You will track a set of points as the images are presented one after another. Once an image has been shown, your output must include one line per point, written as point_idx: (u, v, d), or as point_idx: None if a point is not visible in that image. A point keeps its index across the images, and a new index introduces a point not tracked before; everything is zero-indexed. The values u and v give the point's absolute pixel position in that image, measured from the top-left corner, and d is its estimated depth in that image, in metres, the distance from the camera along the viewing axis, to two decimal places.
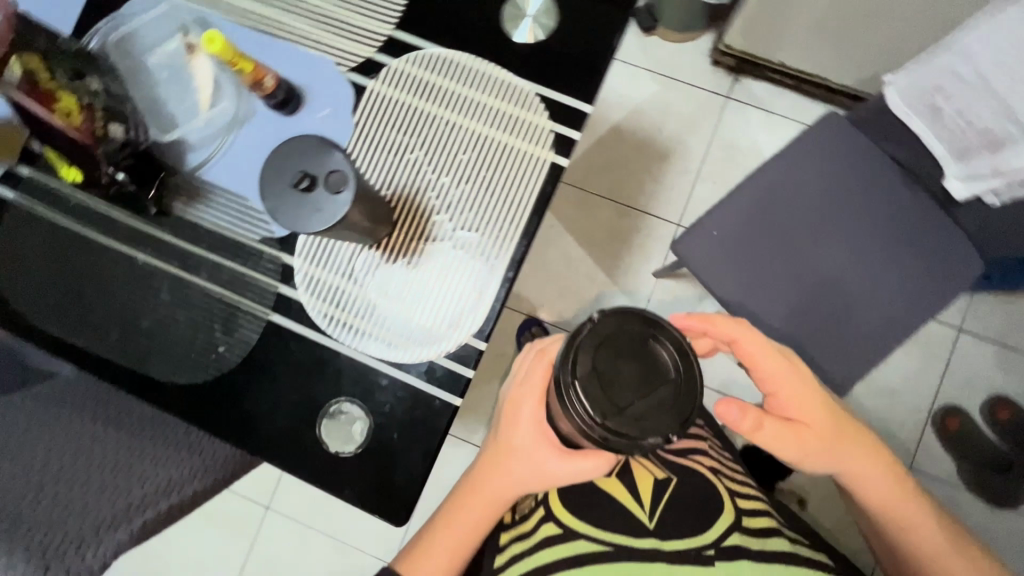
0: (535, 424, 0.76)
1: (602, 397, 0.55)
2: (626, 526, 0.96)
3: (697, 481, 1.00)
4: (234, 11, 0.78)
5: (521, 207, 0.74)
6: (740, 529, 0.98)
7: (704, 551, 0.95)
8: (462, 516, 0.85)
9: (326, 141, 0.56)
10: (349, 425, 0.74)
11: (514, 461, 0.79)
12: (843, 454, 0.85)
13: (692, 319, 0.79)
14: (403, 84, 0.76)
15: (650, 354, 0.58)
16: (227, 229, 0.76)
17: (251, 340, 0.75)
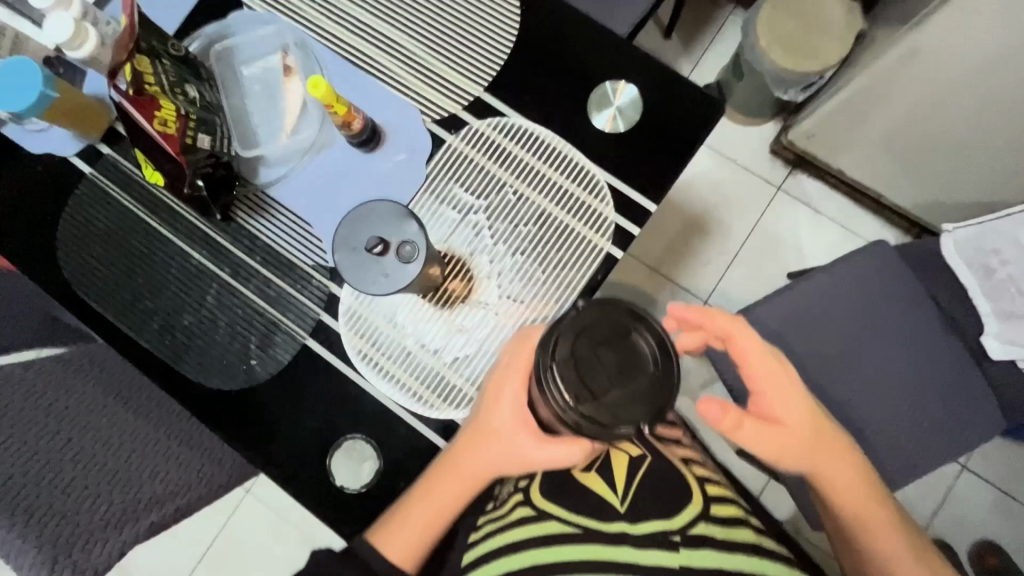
0: (517, 406, 0.66)
1: (579, 383, 0.55)
2: (590, 504, 0.74)
3: (674, 469, 0.80)
4: (335, 41, 0.81)
5: (569, 289, 0.75)
6: (712, 518, 0.75)
7: (673, 534, 0.72)
8: (438, 496, 0.70)
9: (403, 210, 0.59)
10: (358, 462, 0.75)
11: (501, 444, 0.67)
12: (824, 463, 0.74)
13: (690, 310, 0.72)
14: (478, 145, 0.78)
15: (631, 345, 0.57)
16: (285, 249, 0.78)
17: (284, 361, 0.77)
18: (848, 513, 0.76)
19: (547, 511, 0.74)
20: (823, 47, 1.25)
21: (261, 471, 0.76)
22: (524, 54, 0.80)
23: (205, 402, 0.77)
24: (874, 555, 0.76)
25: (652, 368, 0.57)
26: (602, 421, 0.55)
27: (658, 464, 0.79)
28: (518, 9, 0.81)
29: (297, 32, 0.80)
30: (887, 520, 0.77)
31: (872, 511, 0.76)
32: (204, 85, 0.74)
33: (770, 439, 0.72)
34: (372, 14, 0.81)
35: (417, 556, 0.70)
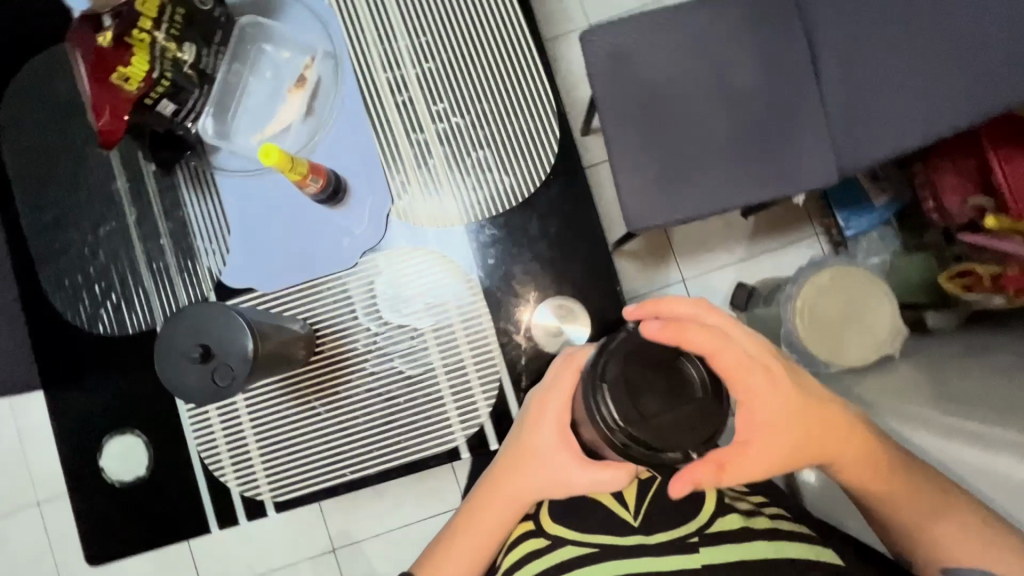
0: (559, 430, 0.55)
1: (631, 406, 0.41)
2: (596, 521, 0.64)
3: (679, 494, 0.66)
4: (366, 82, 0.74)
5: (401, 451, 0.73)
6: (726, 517, 0.64)
7: (689, 538, 0.61)
8: (475, 522, 0.64)
9: (242, 322, 0.54)
10: (129, 459, 0.74)
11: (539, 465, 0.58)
12: (827, 450, 0.57)
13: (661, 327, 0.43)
14: (427, 270, 0.75)
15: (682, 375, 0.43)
16: (196, 236, 0.75)
17: (128, 331, 0.75)
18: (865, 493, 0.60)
19: (560, 535, 0.63)
20: (847, 354, 0.92)
21: (48, 406, 0.75)
22: (518, 223, 0.74)
23: (42, 316, 0.75)
24: (907, 532, 0.60)
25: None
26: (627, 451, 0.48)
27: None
28: (545, 177, 0.75)
29: (340, 53, 0.74)
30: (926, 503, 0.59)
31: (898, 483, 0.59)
32: (210, 50, 0.69)
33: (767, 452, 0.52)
34: (417, 83, 0.75)
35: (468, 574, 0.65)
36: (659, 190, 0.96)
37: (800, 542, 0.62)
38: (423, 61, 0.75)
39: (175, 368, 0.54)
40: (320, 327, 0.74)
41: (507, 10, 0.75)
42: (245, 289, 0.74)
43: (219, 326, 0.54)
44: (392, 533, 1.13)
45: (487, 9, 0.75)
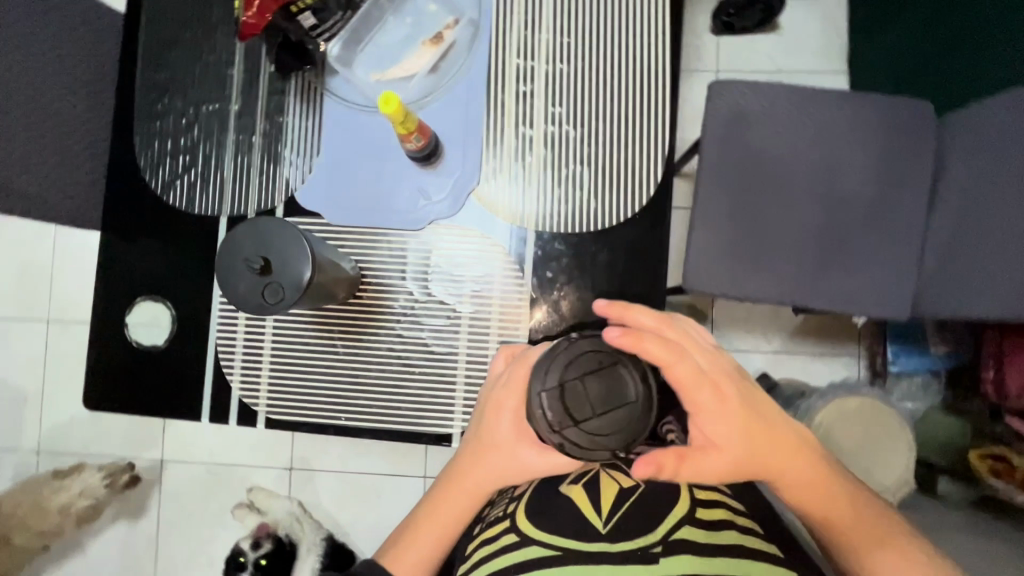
0: (517, 420, 0.57)
1: (565, 411, 0.45)
2: (566, 525, 0.57)
3: (659, 497, 0.60)
4: (496, 61, 0.74)
5: (397, 417, 0.74)
6: (699, 523, 0.58)
7: (652, 548, 0.55)
8: (445, 505, 0.63)
9: (306, 250, 0.54)
10: (152, 324, 0.77)
11: (494, 458, 0.59)
12: (780, 471, 0.56)
13: (619, 335, 0.45)
14: (481, 257, 0.74)
15: (619, 380, 0.45)
16: (286, 146, 0.76)
17: (194, 210, 0.77)
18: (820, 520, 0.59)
19: (524, 532, 0.57)
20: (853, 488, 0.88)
21: (100, 250, 0.78)
22: (588, 248, 0.74)
23: (124, 166, 0.78)
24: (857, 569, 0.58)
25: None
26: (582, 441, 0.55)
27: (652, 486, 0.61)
28: (631, 215, 0.74)
29: (483, 25, 0.74)
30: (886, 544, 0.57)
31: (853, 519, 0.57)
32: None
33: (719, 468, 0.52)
34: (543, 80, 0.74)
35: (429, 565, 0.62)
36: (727, 260, 0.95)
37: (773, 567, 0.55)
38: (557, 62, 0.74)
39: (232, 280, 0.55)
40: (365, 272, 0.75)
41: (657, 43, 0.74)
42: (311, 213, 0.75)
43: (288, 254, 0.54)
44: (353, 479, 1.16)
45: (638, 34, 0.74)
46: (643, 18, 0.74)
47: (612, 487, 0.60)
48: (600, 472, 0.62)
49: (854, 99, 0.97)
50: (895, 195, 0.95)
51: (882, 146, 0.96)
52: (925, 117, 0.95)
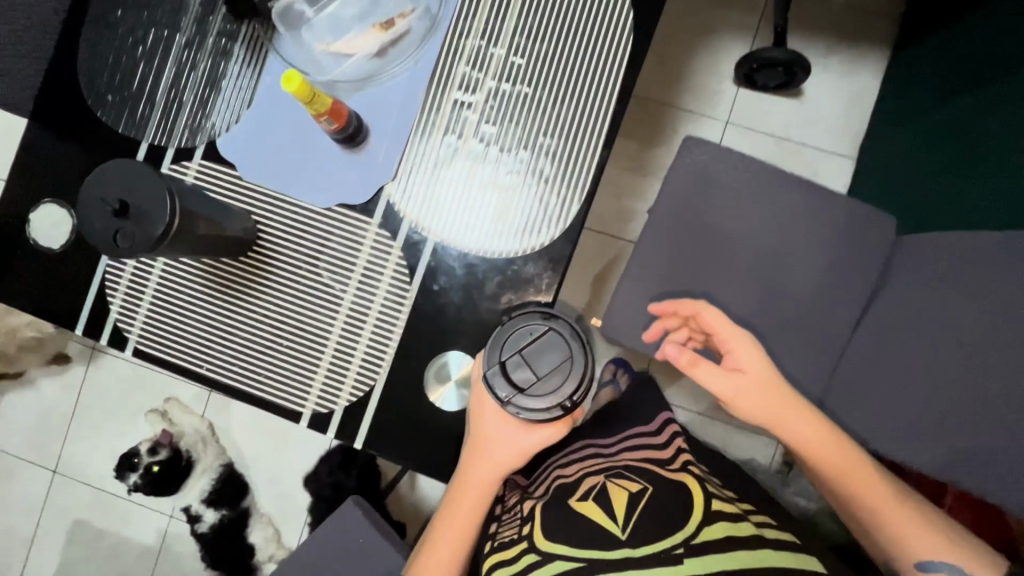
0: (501, 418, 0.72)
1: (512, 381, 0.68)
2: (588, 538, 0.68)
3: (673, 498, 0.74)
4: (444, 62, 0.73)
5: (258, 383, 0.75)
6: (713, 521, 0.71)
7: (675, 550, 0.66)
8: (459, 507, 0.76)
9: (168, 206, 0.55)
10: (51, 226, 0.78)
11: (493, 446, 0.73)
12: (789, 421, 0.79)
13: (665, 304, 0.90)
14: (375, 252, 0.74)
15: (549, 339, 0.68)
16: (221, 90, 0.76)
17: (119, 128, 0.77)
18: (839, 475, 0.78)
19: (551, 551, 0.68)
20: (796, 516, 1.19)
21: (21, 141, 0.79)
22: (487, 272, 0.73)
23: (61, 66, 0.77)
24: (880, 523, 0.76)
25: (573, 355, 0.68)
26: (542, 403, 0.68)
27: (656, 491, 0.74)
28: (534, 250, 0.73)
29: (439, 24, 0.73)
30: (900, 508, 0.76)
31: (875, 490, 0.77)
32: None
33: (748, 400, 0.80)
34: (484, 95, 0.73)
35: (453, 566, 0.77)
36: (647, 316, 0.95)
37: (784, 551, 0.69)
38: (503, 81, 0.73)
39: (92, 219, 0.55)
40: (262, 235, 0.74)
41: (605, 88, 0.72)
42: (228, 162, 0.75)
43: (149, 205, 0.55)
44: None
45: (591, 74, 0.72)
46: (602, 60, 0.72)
47: (623, 491, 0.73)
48: (606, 482, 0.75)
49: (818, 195, 0.95)
50: (828, 301, 0.94)
51: (830, 248, 0.94)
52: (879, 233, 0.94)
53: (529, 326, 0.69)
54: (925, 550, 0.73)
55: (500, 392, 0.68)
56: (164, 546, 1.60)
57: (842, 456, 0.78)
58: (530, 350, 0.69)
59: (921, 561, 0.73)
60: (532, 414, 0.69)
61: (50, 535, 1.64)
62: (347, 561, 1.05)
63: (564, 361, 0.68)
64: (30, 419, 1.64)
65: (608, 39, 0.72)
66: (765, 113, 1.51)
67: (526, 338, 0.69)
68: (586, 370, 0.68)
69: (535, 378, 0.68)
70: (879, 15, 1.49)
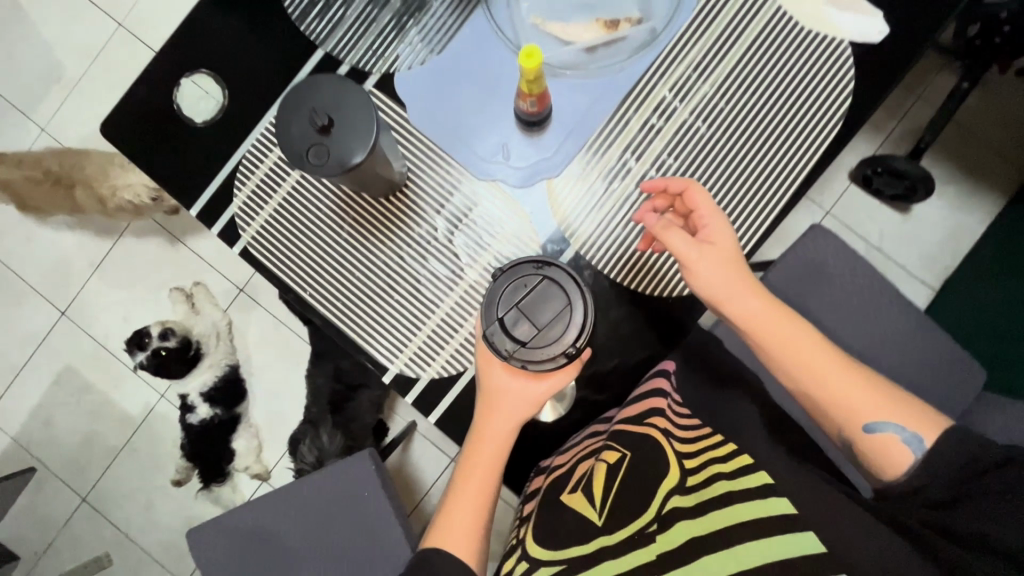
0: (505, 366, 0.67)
1: (511, 337, 0.63)
2: (573, 533, 0.70)
3: (653, 472, 0.72)
4: (646, 81, 0.71)
5: (354, 325, 0.73)
6: (685, 490, 0.71)
7: (649, 529, 0.69)
8: (470, 475, 0.70)
9: (374, 140, 0.53)
10: (199, 101, 0.75)
11: (500, 403, 0.68)
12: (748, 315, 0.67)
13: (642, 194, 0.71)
14: (512, 243, 0.72)
15: (550, 291, 0.63)
16: (416, 27, 0.73)
17: (299, 26, 0.74)
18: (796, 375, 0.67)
19: (538, 561, 0.69)
20: None
21: (198, 6, 0.76)
22: (609, 297, 0.72)
23: None
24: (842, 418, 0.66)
25: (575, 301, 0.63)
26: (540, 355, 0.63)
27: (634, 458, 0.72)
28: (665, 295, 0.72)
29: (659, 41, 0.70)
30: (850, 387, 0.66)
31: (819, 365, 0.67)
32: None
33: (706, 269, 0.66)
34: (675, 128, 0.71)
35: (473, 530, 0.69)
36: None
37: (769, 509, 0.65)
38: (698, 121, 0.71)
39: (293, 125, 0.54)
40: (410, 184, 0.72)
41: (797, 163, 0.71)
42: (397, 99, 0.73)
43: (353, 132, 0.53)
44: None
45: (787, 145, 0.71)
46: (802, 134, 0.70)
47: (602, 464, 0.71)
48: (591, 463, 0.72)
49: (921, 323, 0.95)
50: None
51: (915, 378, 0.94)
52: (966, 379, 0.94)
53: (525, 278, 0.63)
54: (870, 413, 0.65)
55: (503, 348, 0.63)
56: (146, 422, 1.59)
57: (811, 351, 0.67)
58: (527, 302, 0.63)
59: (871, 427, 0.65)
60: (538, 368, 0.63)
61: (36, 372, 1.62)
62: (344, 508, 1.05)
63: (564, 309, 0.62)
64: (53, 255, 1.61)
65: (816, 116, 0.70)
66: (865, 217, 1.50)
67: (524, 290, 0.63)
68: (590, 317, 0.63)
69: (537, 332, 0.63)
70: (1006, 162, 1.49)
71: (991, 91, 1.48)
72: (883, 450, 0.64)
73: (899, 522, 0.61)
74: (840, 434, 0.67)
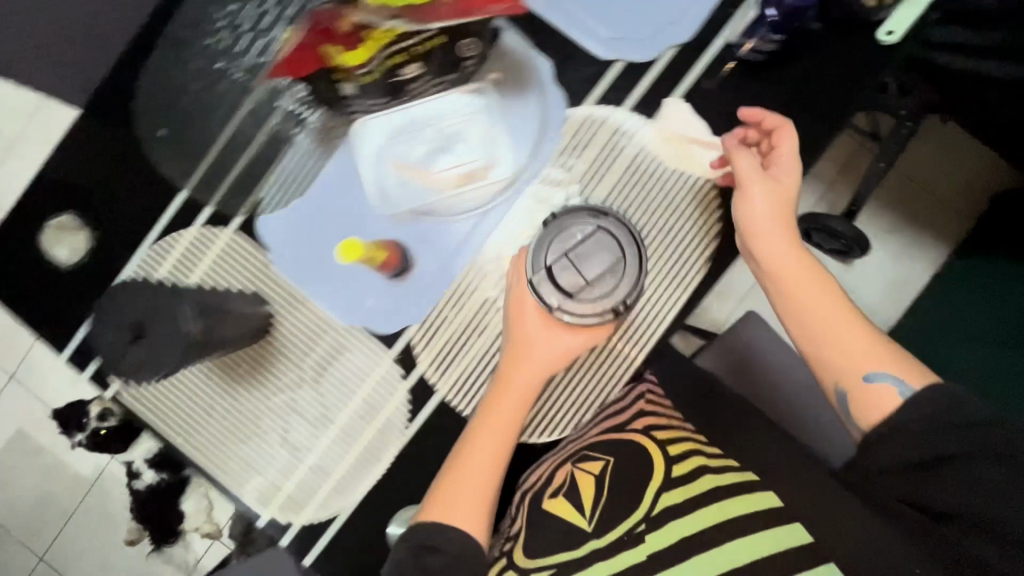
0: (543, 314, 0.66)
1: (557, 286, 0.64)
2: (563, 534, 0.64)
3: (641, 469, 0.66)
4: (508, 225, 0.69)
5: (227, 470, 0.73)
6: (674, 491, 0.64)
7: (637, 529, 0.62)
8: (491, 430, 0.65)
9: None
10: (66, 243, 0.74)
11: (533, 354, 0.66)
12: (783, 258, 0.63)
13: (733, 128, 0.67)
14: (379, 388, 0.71)
15: (597, 240, 0.65)
16: (276, 169, 0.71)
17: (161, 167, 0.72)
18: (808, 321, 0.62)
19: (524, 560, 0.63)
20: None
21: (60, 144, 0.74)
22: None
23: (121, 83, 0.72)
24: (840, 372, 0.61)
25: (624, 257, 0.64)
26: (589, 309, 0.65)
27: (618, 463, 0.67)
28: (535, 437, 0.72)
29: (519, 186, 0.69)
30: (855, 331, 0.61)
31: (834, 317, 0.62)
32: (430, 81, 0.62)
33: (761, 201, 0.64)
34: None
35: (484, 499, 0.63)
36: None
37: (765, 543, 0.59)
38: None
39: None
40: (274, 329, 0.72)
41: (661, 308, 0.70)
42: (262, 244, 0.72)
43: None
44: None
45: (655, 290, 0.69)
46: (668, 279, 0.69)
47: (586, 474, 0.66)
48: (569, 467, 0.67)
49: None
50: None
51: None
52: None
53: (576, 227, 0.65)
54: (869, 360, 0.60)
55: (550, 300, 0.65)
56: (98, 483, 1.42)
57: (823, 298, 0.62)
58: (576, 252, 0.65)
59: (867, 373, 0.59)
60: (578, 319, 0.65)
61: None
62: None
63: (614, 265, 0.64)
64: None
65: (680, 260, 0.69)
66: None
67: (573, 240, 0.65)
68: (637, 276, 0.65)
69: (583, 284, 0.65)
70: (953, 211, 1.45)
71: (933, 135, 1.37)
72: (870, 399, 0.59)
73: (885, 500, 0.59)
74: (830, 380, 0.62)
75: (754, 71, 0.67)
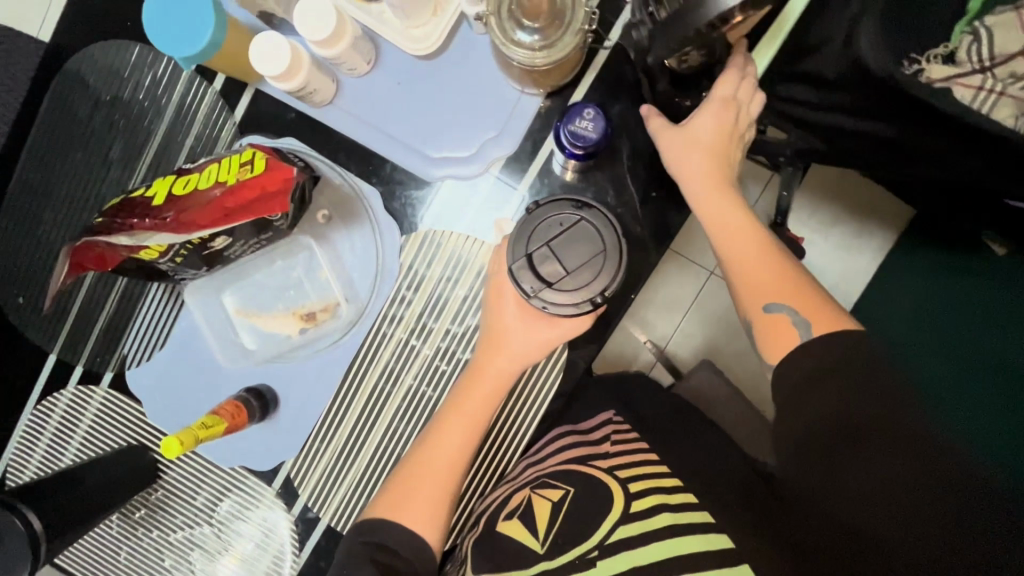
0: (520, 305, 0.63)
1: (536, 275, 0.59)
2: (511, 554, 0.61)
3: (599, 494, 0.63)
4: (364, 351, 0.69)
5: None
6: (628, 521, 0.59)
7: (588, 555, 0.59)
8: (452, 424, 0.62)
9: None
10: None
11: (510, 345, 0.63)
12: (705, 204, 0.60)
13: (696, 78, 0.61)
14: (266, 519, 0.73)
15: (578, 228, 0.59)
16: (134, 324, 0.72)
17: (26, 333, 0.74)
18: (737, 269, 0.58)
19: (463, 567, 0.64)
20: None
21: None
22: None
23: None
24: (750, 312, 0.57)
25: (607, 250, 0.58)
26: (570, 300, 0.58)
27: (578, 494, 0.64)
28: None
29: (369, 314, 0.69)
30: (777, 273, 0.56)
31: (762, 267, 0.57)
32: (248, 240, 0.62)
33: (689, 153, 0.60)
34: (400, 393, 0.69)
35: (443, 501, 0.60)
36: None
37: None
38: (422, 383, 0.69)
39: None
40: (161, 477, 0.75)
41: (527, 417, 0.71)
42: (134, 398, 0.73)
43: None
44: None
45: (516, 399, 0.70)
46: (526, 387, 0.70)
47: (543, 501, 0.64)
48: (529, 493, 0.65)
49: None
50: None
51: None
52: None
53: (556, 218, 0.59)
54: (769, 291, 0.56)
55: (526, 286, 0.58)
56: None
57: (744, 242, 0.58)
58: (560, 241, 0.59)
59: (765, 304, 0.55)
60: (559, 311, 0.59)
61: None
62: None
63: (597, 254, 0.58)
64: None
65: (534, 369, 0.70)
66: None
67: (555, 229, 0.59)
68: (621, 260, 0.59)
69: (564, 273, 0.58)
70: None
71: None
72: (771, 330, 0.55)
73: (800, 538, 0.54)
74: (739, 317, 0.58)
75: (582, 170, 0.65)
